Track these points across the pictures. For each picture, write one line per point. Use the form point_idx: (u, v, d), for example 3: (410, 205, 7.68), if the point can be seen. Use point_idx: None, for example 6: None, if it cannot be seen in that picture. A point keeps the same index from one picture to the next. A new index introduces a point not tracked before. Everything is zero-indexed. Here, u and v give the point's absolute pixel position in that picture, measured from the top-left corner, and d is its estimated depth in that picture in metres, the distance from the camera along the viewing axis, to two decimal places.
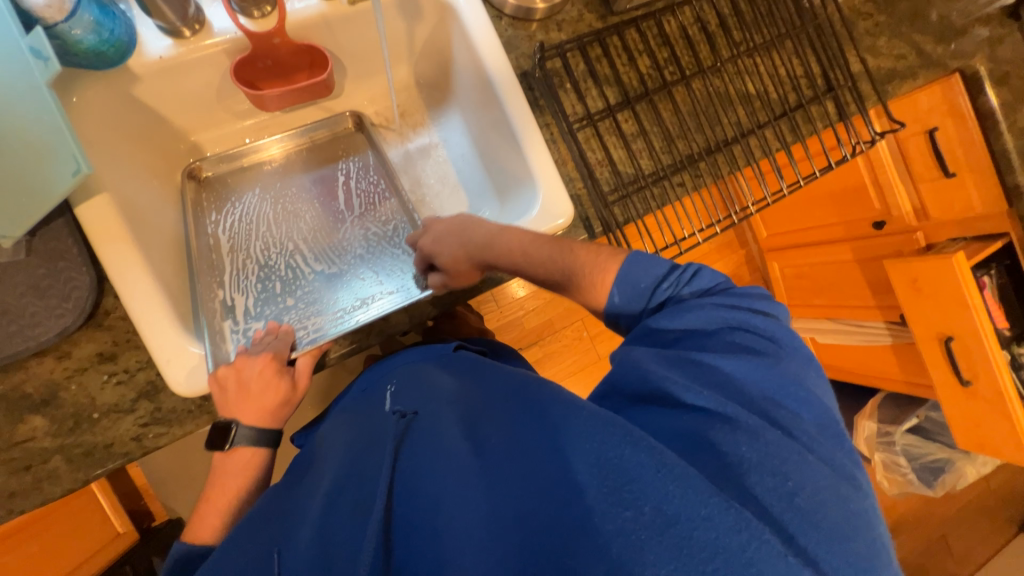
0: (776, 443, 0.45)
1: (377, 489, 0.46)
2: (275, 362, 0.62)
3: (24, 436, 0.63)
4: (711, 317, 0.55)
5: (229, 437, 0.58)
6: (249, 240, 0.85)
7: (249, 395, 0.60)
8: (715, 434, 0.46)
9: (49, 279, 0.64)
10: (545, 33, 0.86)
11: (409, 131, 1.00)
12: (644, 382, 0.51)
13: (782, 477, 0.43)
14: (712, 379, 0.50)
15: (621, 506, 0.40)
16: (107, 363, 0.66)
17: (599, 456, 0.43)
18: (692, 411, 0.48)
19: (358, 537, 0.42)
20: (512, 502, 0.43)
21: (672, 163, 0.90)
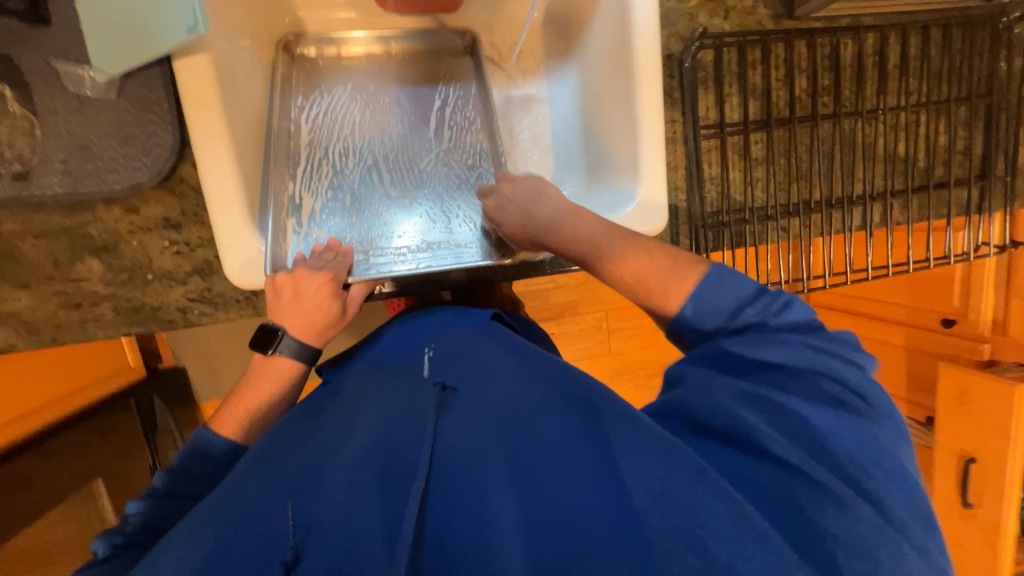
0: (852, 518, 0.39)
1: (419, 458, 0.44)
2: (333, 282, 0.58)
3: (79, 275, 0.64)
4: (802, 355, 0.47)
5: (275, 343, 0.56)
6: (326, 140, 0.77)
7: (299, 309, 0.57)
8: (784, 488, 0.41)
9: (134, 128, 0.61)
10: (708, 16, 0.75)
11: (518, 74, 0.90)
12: (718, 417, 0.45)
13: (844, 554, 0.38)
14: (791, 427, 0.44)
15: (674, 546, 0.38)
16: (170, 230, 0.65)
17: (658, 487, 0.40)
18: (767, 461, 0.42)
19: (397, 507, 0.41)
20: (555, 511, 0.41)
21: (784, 203, 0.82)
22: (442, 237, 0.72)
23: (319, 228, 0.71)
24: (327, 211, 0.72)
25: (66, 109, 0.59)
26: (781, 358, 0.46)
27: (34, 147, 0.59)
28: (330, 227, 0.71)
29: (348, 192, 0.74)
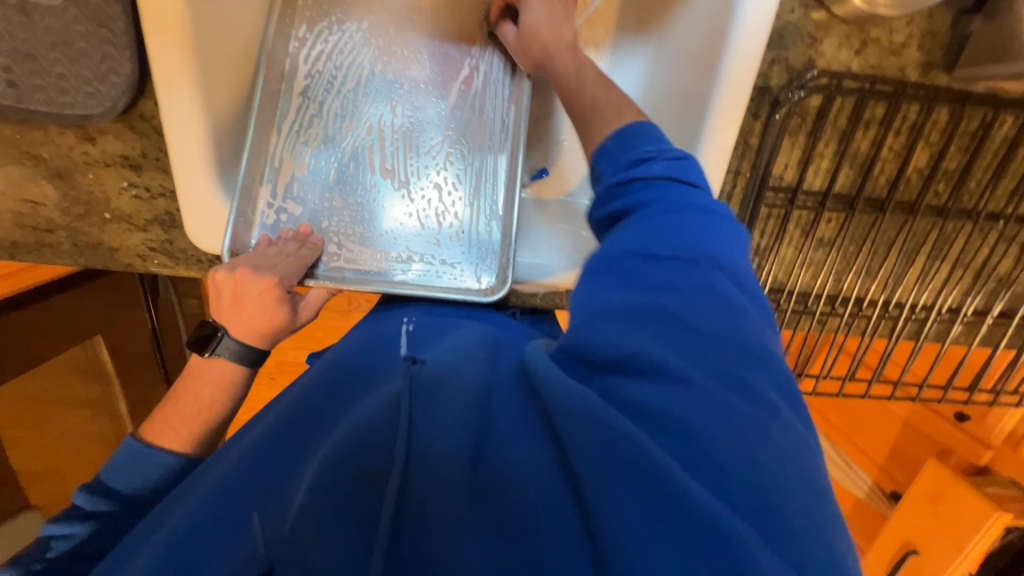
0: (779, 453, 0.30)
1: (394, 458, 0.34)
2: (279, 288, 0.53)
3: (34, 198, 0.58)
4: (682, 237, 0.36)
5: (213, 345, 0.53)
6: (326, 87, 0.65)
7: (241, 312, 0.53)
8: (706, 421, 0.31)
9: (86, 45, 0.51)
10: (836, 47, 0.57)
11: (576, 46, 0.72)
12: (602, 345, 0.34)
13: (784, 501, 0.29)
14: (714, 364, 0.32)
15: (650, 498, 0.28)
16: (130, 171, 0.58)
17: (578, 415, 0.32)
18: (669, 390, 0.31)
19: (359, 508, 0.32)
20: (529, 499, 0.32)
21: (834, 292, 0.70)
22: (427, 247, 0.64)
23: (296, 202, 0.62)
24: (309, 184, 0.63)
25: (6, 5, 0.49)
26: (682, 223, 0.37)
27: None
28: (308, 203, 0.63)
29: (337, 164, 0.64)
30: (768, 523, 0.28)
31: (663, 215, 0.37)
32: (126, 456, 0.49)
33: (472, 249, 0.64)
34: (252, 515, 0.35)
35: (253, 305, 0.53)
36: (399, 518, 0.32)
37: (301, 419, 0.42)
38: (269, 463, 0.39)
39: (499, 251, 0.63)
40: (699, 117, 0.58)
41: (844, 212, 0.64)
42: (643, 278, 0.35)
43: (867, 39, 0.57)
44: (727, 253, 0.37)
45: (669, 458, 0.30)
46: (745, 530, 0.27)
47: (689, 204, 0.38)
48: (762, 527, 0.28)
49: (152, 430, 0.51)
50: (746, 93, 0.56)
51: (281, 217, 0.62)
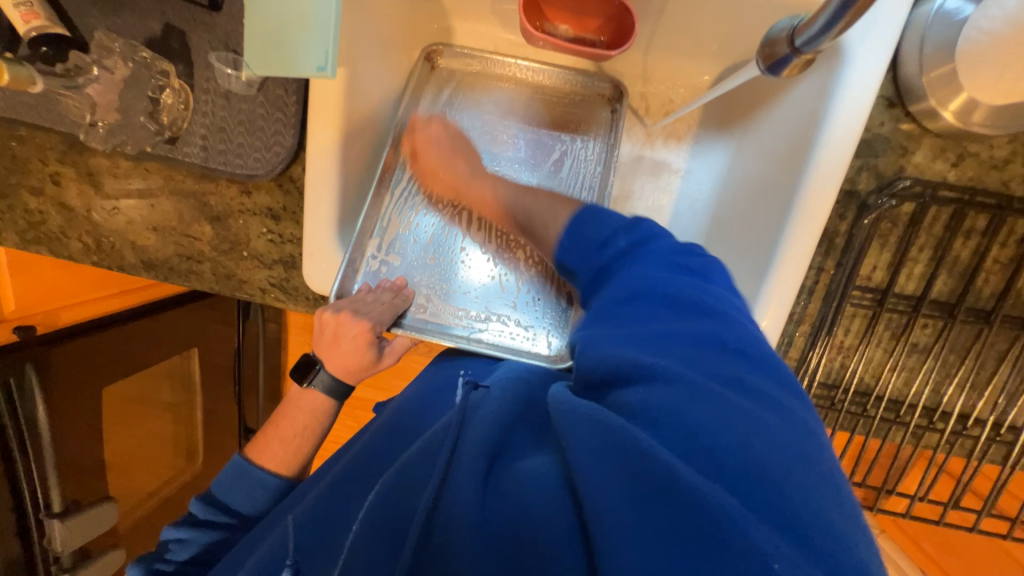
0: (763, 430, 0.35)
1: (421, 494, 0.42)
2: (370, 333, 0.60)
3: (194, 235, 0.71)
4: (626, 275, 0.49)
5: (310, 376, 0.61)
6: (434, 163, 0.76)
7: (337, 350, 0.60)
8: (685, 406, 0.36)
9: (263, 122, 0.65)
10: (929, 158, 0.57)
11: (658, 139, 0.78)
12: (599, 366, 0.43)
13: (772, 474, 0.33)
14: (691, 361, 0.40)
15: (639, 478, 0.33)
16: (271, 220, 0.69)
17: (589, 418, 0.38)
18: (658, 387, 0.38)
19: (407, 521, 0.41)
20: (530, 509, 0.37)
21: (930, 402, 0.64)
22: (504, 309, 0.69)
23: (396, 256, 0.71)
24: (410, 241, 0.72)
25: (215, 93, 0.64)
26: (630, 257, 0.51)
27: (183, 117, 0.65)
28: (406, 257, 0.71)
29: (435, 228, 0.73)
30: (755, 497, 0.32)
31: (633, 274, 0.48)
32: (234, 470, 0.60)
33: (545, 315, 0.68)
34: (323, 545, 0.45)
35: (346, 345, 0.61)
36: (426, 533, 0.39)
37: (372, 464, 0.51)
38: (340, 516, 0.47)
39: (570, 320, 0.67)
40: (784, 212, 0.59)
41: (941, 319, 0.60)
42: (631, 314, 0.46)
43: (963, 152, 0.57)
44: (698, 284, 0.46)
45: (658, 444, 0.35)
46: (732, 503, 0.31)
47: (625, 235, 0.53)
48: (751, 504, 0.31)
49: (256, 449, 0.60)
50: (833, 195, 0.57)
51: (382, 269, 0.70)
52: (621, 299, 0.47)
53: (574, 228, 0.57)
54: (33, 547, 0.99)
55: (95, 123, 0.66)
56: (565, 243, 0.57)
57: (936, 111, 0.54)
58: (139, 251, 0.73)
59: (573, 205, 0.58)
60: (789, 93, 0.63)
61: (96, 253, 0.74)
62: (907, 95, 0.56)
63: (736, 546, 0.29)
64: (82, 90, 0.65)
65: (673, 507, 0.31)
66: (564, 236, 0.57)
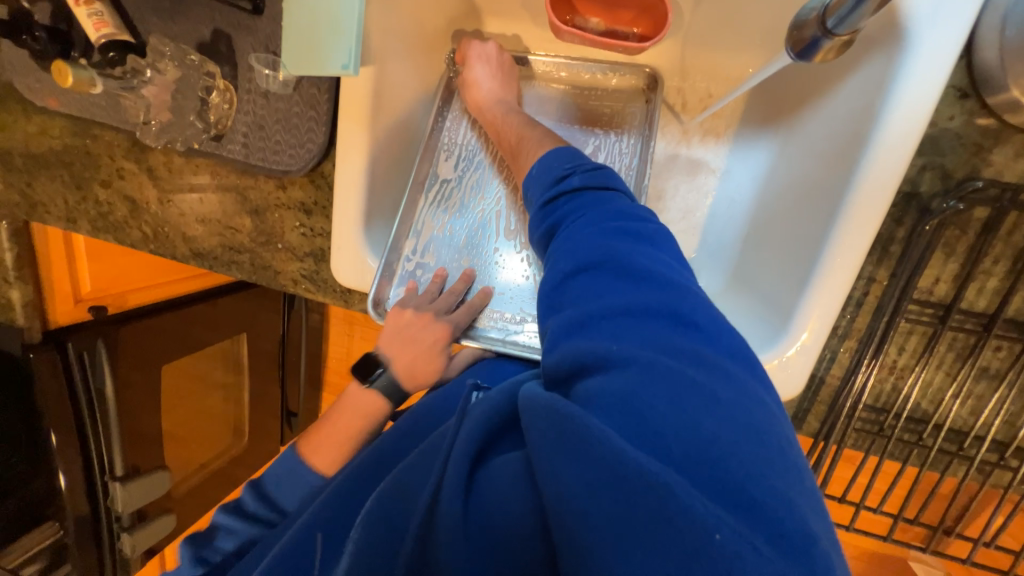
0: (713, 406, 0.34)
1: (423, 490, 0.41)
2: (446, 337, 0.63)
3: (235, 227, 0.76)
4: (592, 246, 0.46)
5: (376, 375, 0.65)
6: (467, 161, 0.75)
7: (409, 351, 0.64)
8: (635, 389, 0.36)
9: (298, 121, 0.67)
10: (1008, 157, 0.50)
11: (697, 136, 0.74)
12: (563, 352, 0.41)
13: (719, 451, 0.32)
14: (642, 339, 0.39)
15: (590, 467, 0.33)
16: (303, 214, 0.72)
17: (539, 406, 0.38)
18: (611, 370, 0.38)
19: (404, 523, 0.41)
20: (501, 507, 0.37)
21: (1003, 434, 0.56)
22: (541, 311, 0.67)
23: (431, 257, 0.71)
24: (443, 240, 0.72)
25: (255, 92, 0.68)
26: (599, 224, 0.48)
27: (227, 116, 0.69)
28: (440, 258, 0.71)
29: (468, 229, 0.72)
30: (704, 474, 0.32)
31: (580, 233, 0.48)
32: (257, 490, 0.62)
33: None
34: (336, 540, 0.46)
35: (420, 348, 0.64)
36: (424, 540, 0.38)
37: (395, 461, 0.51)
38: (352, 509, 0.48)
39: None
40: (829, 213, 0.54)
41: (1021, 342, 0.53)
42: (585, 291, 0.44)
43: None
44: (647, 249, 0.45)
45: (608, 429, 0.34)
46: (682, 484, 0.31)
47: (597, 205, 0.50)
48: (699, 483, 0.32)
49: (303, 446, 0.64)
50: (888, 199, 0.51)
51: (419, 270, 0.70)
52: (568, 269, 0.46)
53: (545, 160, 0.57)
54: (98, 505, 1.10)
55: (150, 122, 0.72)
56: (532, 173, 0.57)
57: (1018, 103, 0.47)
58: (189, 241, 0.78)
59: (554, 175, 0.54)
60: (841, 85, 0.57)
61: (152, 242, 0.80)
62: (984, 86, 0.49)
63: (683, 528, 0.29)
64: (135, 90, 0.71)
65: (622, 493, 0.31)
66: (534, 171, 0.57)
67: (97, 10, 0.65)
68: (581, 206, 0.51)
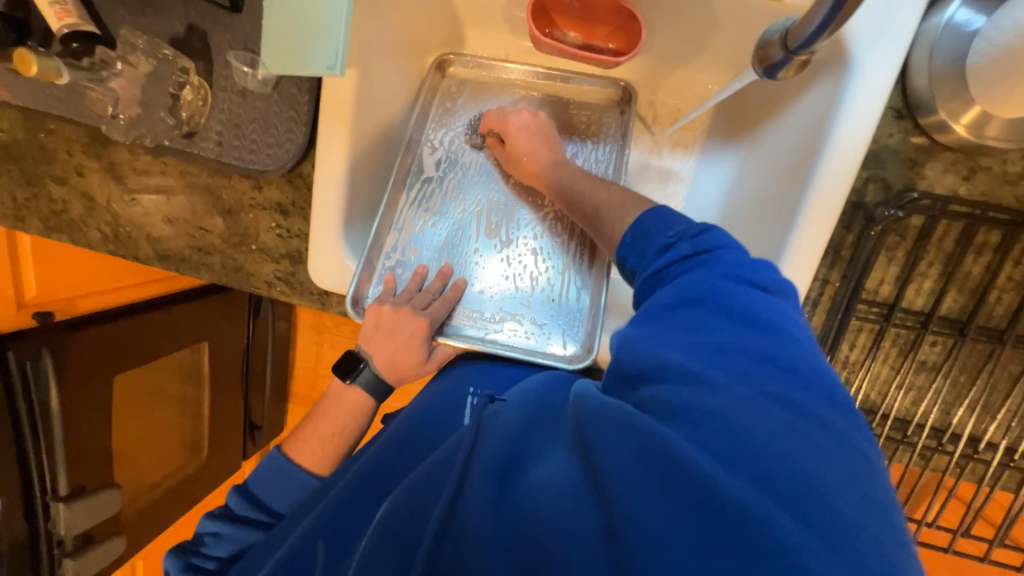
0: (817, 447, 0.33)
1: (436, 502, 0.43)
2: (427, 330, 0.62)
3: (207, 227, 0.73)
4: (696, 282, 0.45)
5: (355, 373, 0.62)
6: (449, 164, 0.76)
7: (388, 345, 0.62)
8: (732, 416, 0.34)
9: (276, 120, 0.67)
10: (938, 170, 0.56)
11: (666, 147, 0.79)
12: (641, 363, 0.41)
13: (828, 494, 0.31)
14: (738, 367, 0.38)
15: (678, 494, 0.32)
16: (279, 215, 0.71)
17: (609, 418, 0.37)
18: (699, 392, 0.36)
19: (415, 534, 0.42)
20: (545, 521, 0.37)
21: (941, 422, 0.62)
22: (517, 311, 0.68)
23: (411, 256, 0.72)
24: (424, 241, 0.72)
25: (232, 90, 0.66)
26: (710, 272, 0.46)
27: (200, 113, 0.68)
28: (420, 258, 0.72)
29: (448, 230, 0.73)
30: (807, 513, 0.30)
31: (688, 278, 0.46)
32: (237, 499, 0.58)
33: (561, 315, 0.68)
34: (327, 550, 0.47)
35: (398, 341, 0.62)
36: (440, 546, 0.40)
37: (389, 464, 0.52)
38: (342, 515, 0.49)
39: (586, 320, 0.67)
40: (788, 218, 0.58)
41: (952, 337, 0.59)
42: (681, 314, 0.43)
43: (976, 165, 0.56)
44: (742, 285, 0.44)
45: (701, 453, 0.33)
46: (789, 521, 0.30)
47: (707, 252, 0.48)
48: (805, 523, 0.30)
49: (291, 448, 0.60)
50: (839, 207, 0.56)
51: (396, 269, 0.71)
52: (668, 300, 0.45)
53: (635, 238, 0.54)
54: (38, 527, 1.01)
55: (116, 116, 0.69)
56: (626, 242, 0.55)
57: (946, 123, 0.53)
58: (154, 242, 0.75)
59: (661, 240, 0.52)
60: (795, 105, 0.63)
61: (113, 242, 0.76)
62: (917, 107, 0.55)
63: (790, 574, 0.28)
64: (101, 81, 0.68)
65: (715, 526, 0.30)
66: (626, 242, 0.55)
67: None
68: (687, 266, 0.48)
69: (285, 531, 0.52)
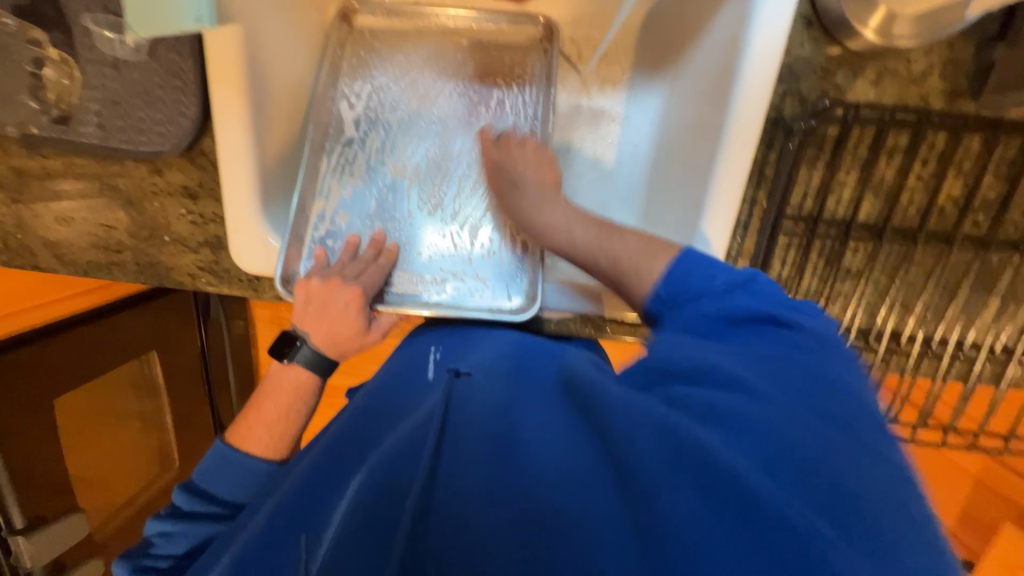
0: (859, 460, 0.32)
1: (415, 475, 0.38)
2: (362, 297, 0.61)
3: (108, 223, 0.67)
4: (740, 302, 0.43)
5: (292, 351, 0.59)
6: (369, 126, 0.71)
7: (324, 318, 0.60)
8: (774, 423, 0.33)
9: (162, 93, 0.60)
10: (848, 78, 0.57)
11: (594, 85, 0.76)
12: (680, 365, 0.39)
13: (864, 504, 0.30)
14: (778, 378, 0.37)
15: (710, 488, 0.31)
16: (188, 200, 0.65)
17: (642, 418, 0.35)
18: (743, 398, 0.35)
19: (389, 515, 0.37)
20: (559, 516, 0.33)
21: (867, 324, 0.66)
22: (459, 271, 0.67)
23: (341, 227, 0.68)
24: (352, 210, 0.69)
25: (103, 63, 0.59)
26: (746, 291, 0.44)
27: (71, 93, 0.60)
28: (351, 228, 0.68)
29: (378, 197, 0.69)
30: (845, 515, 0.29)
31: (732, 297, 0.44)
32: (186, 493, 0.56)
33: (503, 269, 0.67)
34: (298, 533, 0.42)
35: (334, 314, 0.60)
36: (413, 536, 0.34)
37: (357, 435, 0.47)
38: (309, 494, 0.44)
39: (528, 271, 0.66)
40: (714, 142, 0.58)
41: (872, 242, 0.62)
42: (708, 325, 0.43)
43: (883, 69, 0.57)
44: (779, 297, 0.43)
45: (736, 453, 0.32)
46: (823, 523, 0.29)
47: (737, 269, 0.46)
48: (839, 526, 0.29)
49: (236, 436, 0.58)
50: (760, 123, 0.56)
51: (326, 242, 0.67)
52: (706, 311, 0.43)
53: (674, 278, 0.47)
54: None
55: None
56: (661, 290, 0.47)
57: (854, 29, 0.53)
58: (51, 246, 0.68)
59: (693, 286, 0.46)
60: (713, 25, 0.61)
61: (3, 252, 0.68)
62: (825, 14, 0.55)
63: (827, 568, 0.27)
64: None
65: (748, 523, 0.29)
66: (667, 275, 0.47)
67: None
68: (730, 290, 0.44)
69: (235, 530, 0.48)
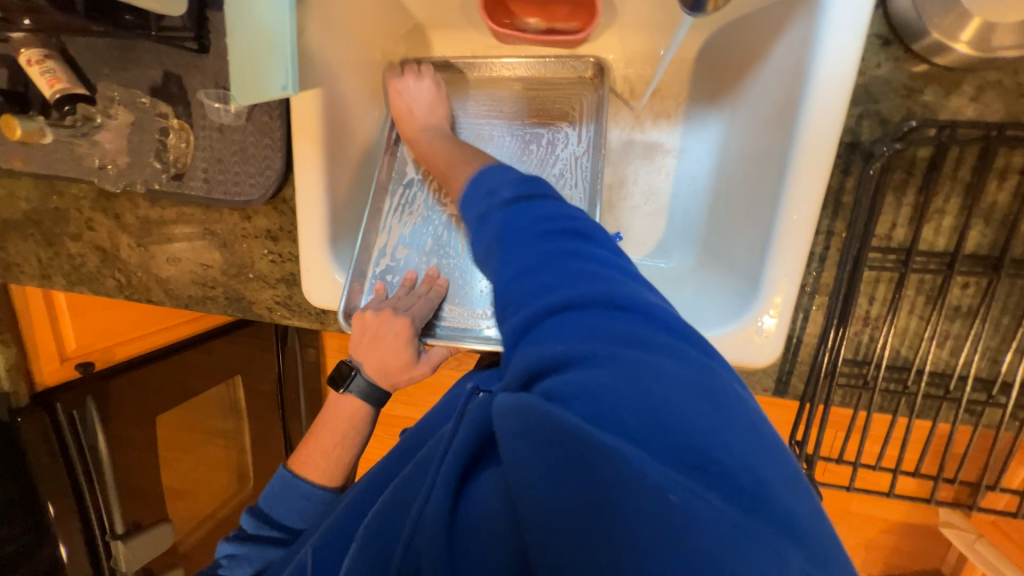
0: (696, 408, 0.32)
1: (411, 500, 0.40)
2: (410, 329, 0.61)
3: (207, 262, 0.76)
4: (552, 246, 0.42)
5: (348, 380, 0.63)
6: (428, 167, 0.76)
7: (377, 351, 0.62)
8: (613, 396, 0.33)
9: (254, 150, 0.69)
10: (940, 95, 0.52)
11: (647, 119, 0.76)
12: (530, 358, 0.37)
13: (732, 462, 0.31)
14: (615, 337, 0.36)
15: (579, 472, 0.31)
16: (270, 241, 0.73)
17: (515, 413, 0.34)
18: (585, 377, 0.34)
19: (397, 536, 0.40)
20: (483, 517, 0.35)
21: (987, 371, 0.56)
22: None
23: (400, 264, 0.71)
24: (411, 248, 0.72)
25: (211, 128, 0.69)
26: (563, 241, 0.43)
27: (186, 154, 0.71)
28: (409, 264, 0.71)
29: (435, 234, 0.72)
30: (701, 475, 0.30)
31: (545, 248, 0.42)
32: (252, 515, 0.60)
33: None
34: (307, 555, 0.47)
35: (386, 345, 0.62)
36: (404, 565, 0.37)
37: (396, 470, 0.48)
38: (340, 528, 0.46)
39: None
40: (779, 170, 0.54)
41: (987, 276, 0.53)
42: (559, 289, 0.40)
43: (983, 84, 0.51)
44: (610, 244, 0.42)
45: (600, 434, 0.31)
46: (678, 485, 0.29)
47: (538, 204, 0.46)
48: (695, 482, 0.30)
49: (296, 462, 0.61)
50: (832, 150, 0.52)
51: (386, 278, 0.70)
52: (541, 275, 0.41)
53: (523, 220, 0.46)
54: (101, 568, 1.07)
55: (108, 166, 0.73)
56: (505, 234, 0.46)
57: (943, 44, 0.48)
58: (162, 282, 0.79)
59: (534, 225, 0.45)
60: (774, 51, 0.59)
61: (126, 288, 0.80)
62: (903, 31, 0.51)
63: (686, 529, 0.28)
64: (91, 136, 0.72)
65: (619, 500, 0.29)
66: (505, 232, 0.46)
67: (48, 66, 0.67)
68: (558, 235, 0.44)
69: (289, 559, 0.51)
